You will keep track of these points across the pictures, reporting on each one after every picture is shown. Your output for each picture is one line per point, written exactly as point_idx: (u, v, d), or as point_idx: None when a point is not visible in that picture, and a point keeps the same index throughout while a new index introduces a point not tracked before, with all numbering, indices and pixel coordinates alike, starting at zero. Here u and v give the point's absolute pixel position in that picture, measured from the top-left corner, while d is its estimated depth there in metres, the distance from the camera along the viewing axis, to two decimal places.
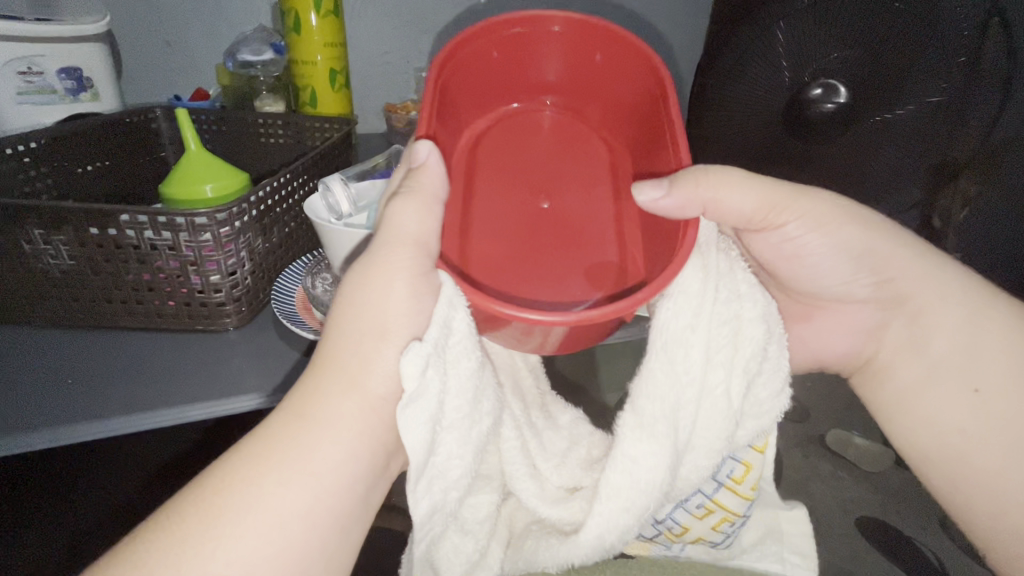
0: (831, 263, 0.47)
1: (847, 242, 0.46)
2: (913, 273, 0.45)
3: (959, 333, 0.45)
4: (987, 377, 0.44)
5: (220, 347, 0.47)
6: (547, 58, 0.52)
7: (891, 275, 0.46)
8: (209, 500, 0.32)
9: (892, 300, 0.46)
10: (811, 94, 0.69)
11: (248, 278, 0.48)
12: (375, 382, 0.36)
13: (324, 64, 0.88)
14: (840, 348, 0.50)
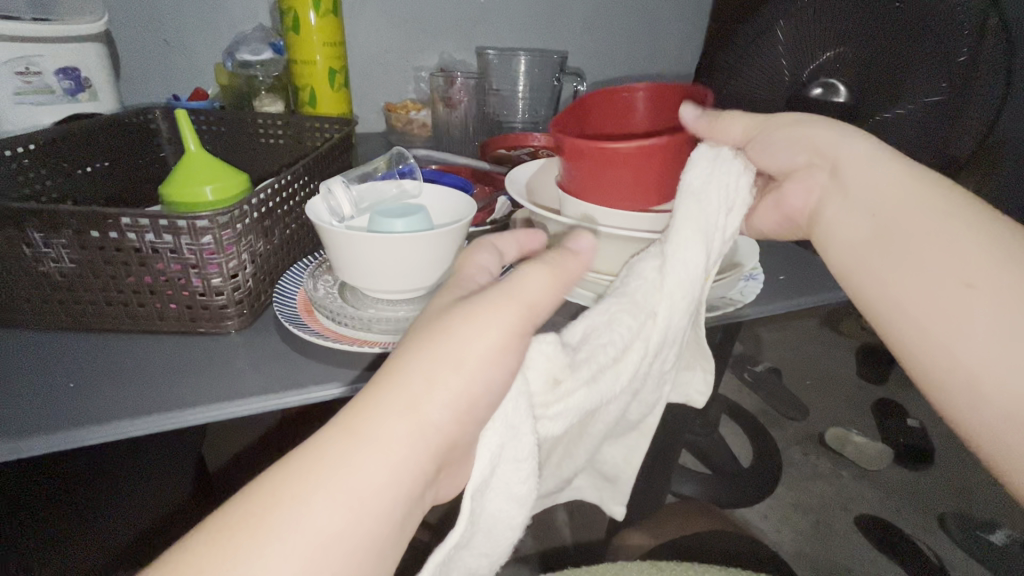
0: (784, 140, 0.50)
1: (795, 134, 0.49)
2: (842, 143, 0.47)
3: (892, 188, 0.44)
4: (897, 223, 0.43)
5: (221, 350, 0.47)
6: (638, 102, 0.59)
7: (829, 147, 0.47)
8: (236, 519, 0.28)
9: (825, 166, 0.48)
10: (811, 93, 0.73)
11: (250, 280, 0.48)
12: (435, 408, 0.32)
13: (323, 64, 0.88)
14: (790, 212, 0.52)
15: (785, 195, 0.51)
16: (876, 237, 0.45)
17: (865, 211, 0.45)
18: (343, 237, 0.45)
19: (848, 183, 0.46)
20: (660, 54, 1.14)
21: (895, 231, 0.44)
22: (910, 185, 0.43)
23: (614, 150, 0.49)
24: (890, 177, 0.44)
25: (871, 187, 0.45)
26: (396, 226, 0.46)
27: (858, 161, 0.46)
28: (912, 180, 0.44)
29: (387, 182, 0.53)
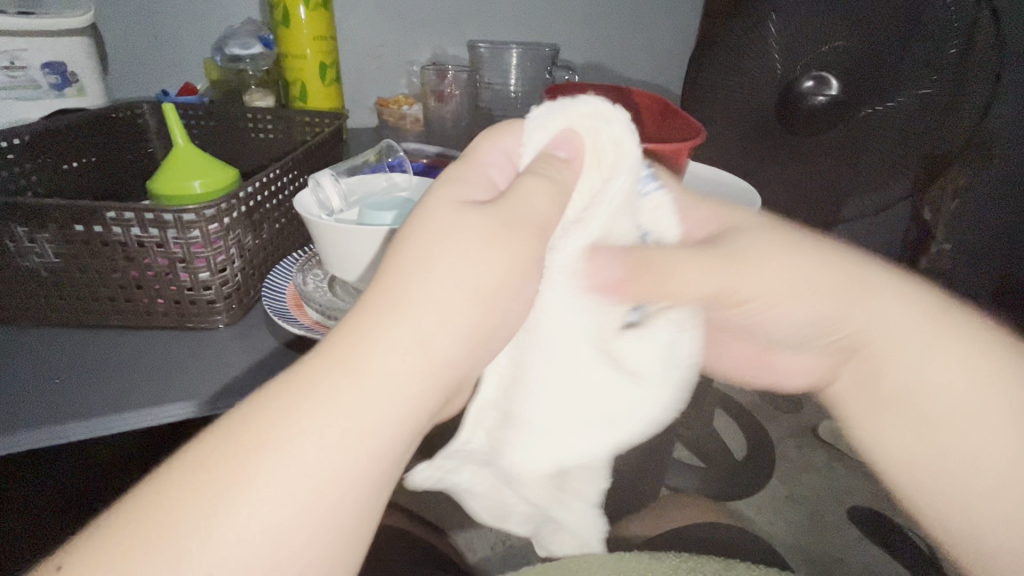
0: (789, 315, 0.43)
1: (768, 266, 0.41)
2: (871, 313, 0.43)
3: (936, 376, 0.43)
4: (945, 417, 0.43)
5: (210, 345, 0.46)
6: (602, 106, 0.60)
7: (855, 334, 0.44)
8: (218, 455, 0.24)
9: (835, 348, 0.45)
10: (803, 87, 0.70)
11: (239, 275, 0.48)
12: (440, 342, 0.27)
13: (313, 58, 0.88)
14: (800, 382, 0.50)
15: (747, 336, 0.49)
16: (920, 433, 0.44)
17: (905, 396, 0.44)
18: (333, 231, 0.44)
19: (885, 368, 0.44)
20: (652, 48, 1.14)
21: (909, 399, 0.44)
22: (965, 380, 0.42)
23: None
24: (936, 364, 0.43)
25: (915, 375, 0.43)
26: (386, 219, 0.46)
27: (891, 344, 0.43)
28: (962, 370, 0.42)
29: (377, 175, 0.53)
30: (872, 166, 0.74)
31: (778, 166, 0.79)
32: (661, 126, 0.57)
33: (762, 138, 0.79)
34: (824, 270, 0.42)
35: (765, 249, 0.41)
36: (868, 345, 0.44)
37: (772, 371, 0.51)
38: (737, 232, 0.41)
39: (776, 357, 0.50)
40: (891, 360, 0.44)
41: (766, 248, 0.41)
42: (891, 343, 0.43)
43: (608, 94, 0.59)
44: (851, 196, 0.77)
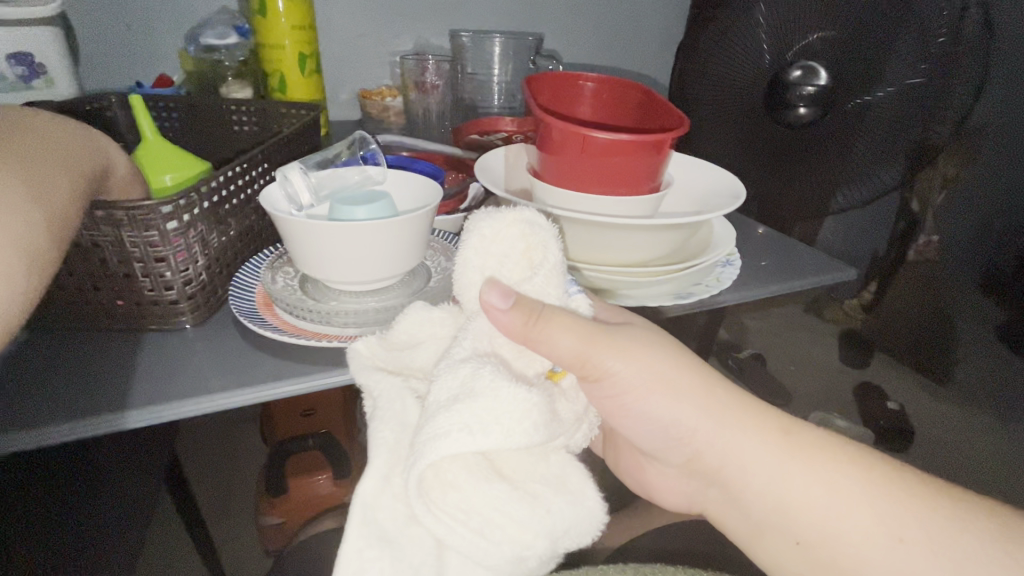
0: (647, 417, 0.41)
1: (647, 392, 0.39)
2: (719, 437, 0.40)
3: (802, 499, 0.39)
4: (822, 541, 0.39)
5: (174, 347, 0.44)
6: (582, 94, 0.58)
7: (708, 452, 0.41)
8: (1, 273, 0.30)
9: (698, 467, 0.42)
10: (790, 77, 0.69)
11: (204, 273, 0.46)
12: None
13: (292, 48, 0.85)
14: (675, 496, 0.47)
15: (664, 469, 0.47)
16: (805, 559, 0.40)
17: (777, 525, 0.40)
18: (300, 228, 0.42)
19: (747, 494, 0.41)
20: (641, 36, 1.12)
21: (835, 564, 0.38)
22: (827, 500, 0.39)
23: (594, 141, 0.47)
24: (796, 483, 0.39)
25: (779, 499, 0.39)
26: (357, 214, 0.44)
27: (748, 466, 0.40)
28: (828, 490, 0.39)
29: (350, 168, 0.51)
30: (859, 156, 0.72)
31: (767, 157, 0.78)
32: (644, 118, 0.55)
33: (750, 128, 0.77)
34: (705, 399, 0.40)
35: (640, 385, 0.39)
36: (776, 488, 0.39)
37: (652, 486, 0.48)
38: (619, 362, 0.38)
39: (696, 497, 0.46)
40: (747, 486, 0.40)
41: (644, 375, 0.39)
42: (799, 488, 0.39)
43: (588, 83, 0.57)
44: (839, 189, 0.76)
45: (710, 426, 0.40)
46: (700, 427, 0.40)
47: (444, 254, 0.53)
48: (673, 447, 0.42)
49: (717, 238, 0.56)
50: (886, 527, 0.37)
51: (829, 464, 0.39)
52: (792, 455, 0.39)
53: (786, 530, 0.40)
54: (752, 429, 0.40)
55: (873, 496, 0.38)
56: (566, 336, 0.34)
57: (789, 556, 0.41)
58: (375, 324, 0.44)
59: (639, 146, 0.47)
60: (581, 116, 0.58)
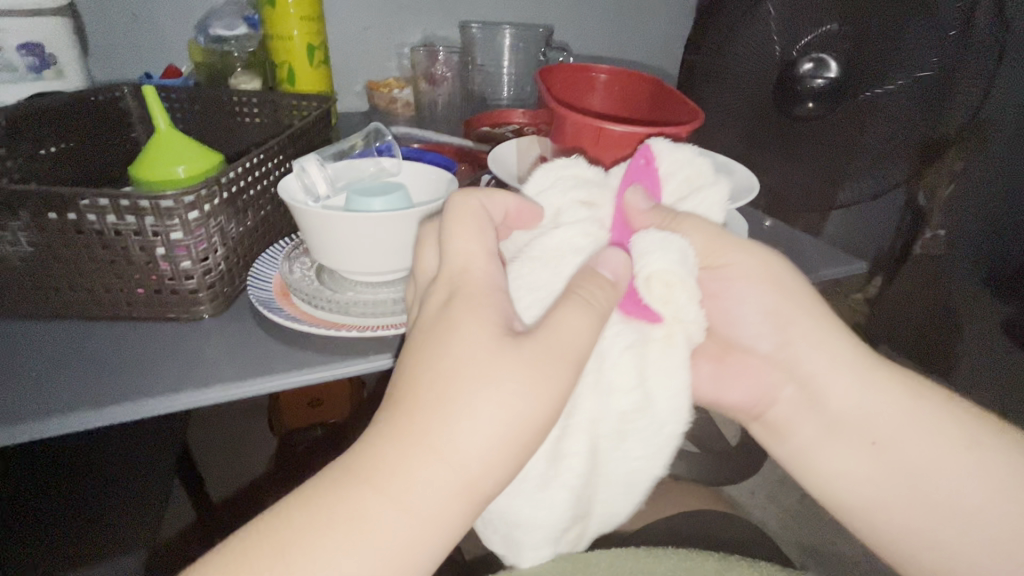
0: (745, 302, 0.45)
1: (755, 285, 0.44)
2: (815, 334, 0.44)
3: (886, 403, 0.43)
4: (896, 445, 0.43)
5: (195, 336, 0.45)
6: (594, 87, 0.58)
7: (802, 348, 0.45)
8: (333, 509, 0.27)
9: (784, 362, 0.46)
10: (800, 70, 0.69)
11: (223, 263, 0.46)
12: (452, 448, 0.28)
13: (301, 40, 0.86)
14: (744, 401, 0.48)
15: (738, 372, 0.48)
16: (873, 462, 0.44)
17: (854, 426, 0.44)
18: (319, 218, 0.43)
19: (833, 390, 0.44)
20: (649, 27, 1.11)
21: (909, 464, 0.43)
22: (908, 409, 0.43)
23: (609, 133, 0.48)
24: (881, 389, 0.44)
25: (862, 404, 0.44)
26: (374, 206, 0.45)
27: (838, 367, 0.44)
28: (907, 395, 0.44)
29: (366, 159, 0.51)
30: (867, 149, 0.73)
31: (777, 152, 0.78)
32: (658, 110, 0.55)
33: (760, 121, 0.77)
34: (813, 304, 0.45)
35: (763, 269, 0.44)
36: (857, 386, 0.44)
37: (717, 385, 0.48)
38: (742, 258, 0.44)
39: (768, 400, 0.48)
40: (835, 389, 0.44)
41: (762, 271, 0.44)
42: (882, 385, 0.44)
43: (599, 77, 0.57)
44: (847, 182, 0.76)
45: (808, 323, 0.45)
46: (797, 321, 0.45)
47: None
48: (771, 338, 0.46)
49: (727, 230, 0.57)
50: (959, 422, 0.43)
51: (909, 375, 0.45)
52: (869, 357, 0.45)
53: (868, 428, 0.44)
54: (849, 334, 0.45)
55: (950, 404, 0.44)
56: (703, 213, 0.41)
57: (861, 454, 0.44)
58: (390, 315, 0.44)
59: (653, 138, 0.48)
60: (593, 109, 0.58)
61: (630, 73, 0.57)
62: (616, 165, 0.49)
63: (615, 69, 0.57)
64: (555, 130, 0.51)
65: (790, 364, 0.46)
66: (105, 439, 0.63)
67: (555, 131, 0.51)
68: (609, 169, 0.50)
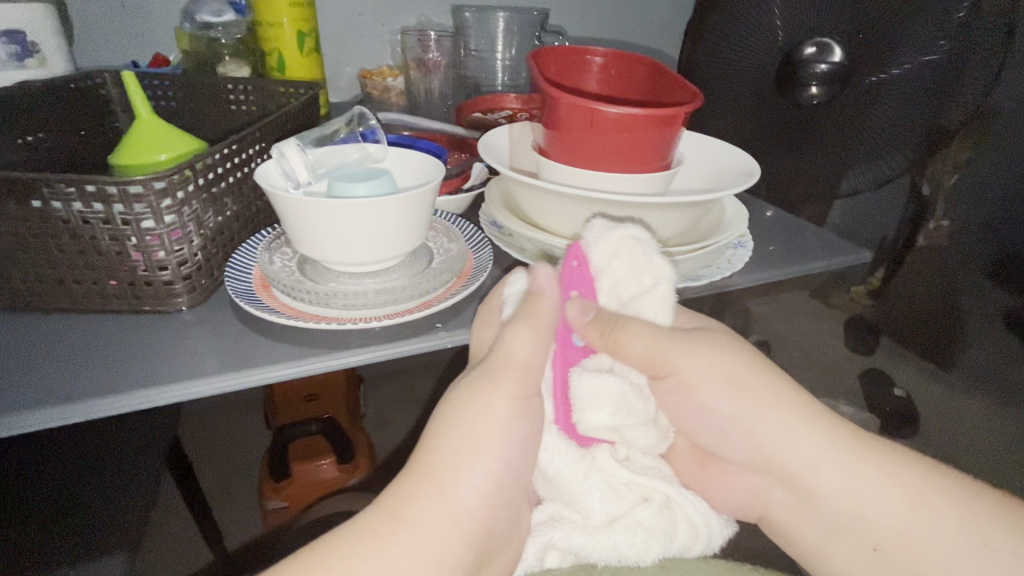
0: (716, 408, 0.44)
1: (713, 390, 0.43)
2: (781, 434, 0.44)
3: (869, 491, 0.44)
4: (900, 550, 0.44)
5: (172, 329, 0.43)
6: (588, 69, 0.55)
7: (770, 449, 0.45)
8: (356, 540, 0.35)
9: (761, 464, 0.46)
10: (804, 53, 0.67)
11: (200, 254, 0.44)
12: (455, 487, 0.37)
13: (291, 26, 0.83)
14: (738, 501, 0.48)
15: (726, 474, 0.48)
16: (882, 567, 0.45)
17: (850, 523, 0.45)
18: (298, 205, 0.41)
19: (822, 492, 0.44)
20: (647, 12, 1.08)
21: (909, 547, 0.43)
22: (907, 506, 0.43)
23: (604, 115, 0.46)
24: (873, 491, 0.44)
25: (855, 505, 0.44)
26: (357, 192, 0.43)
27: (825, 471, 0.44)
28: (888, 479, 0.44)
29: (350, 144, 0.49)
30: (870, 138, 0.70)
31: (779, 139, 0.76)
32: (655, 93, 0.53)
33: (761, 108, 0.75)
34: (770, 401, 0.43)
35: (716, 377, 0.42)
36: (835, 479, 0.44)
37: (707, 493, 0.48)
38: (692, 364, 0.41)
39: (758, 505, 0.48)
40: (818, 485, 0.44)
41: (715, 375, 0.42)
42: (862, 474, 0.44)
43: (593, 59, 0.55)
44: (852, 170, 0.73)
45: (768, 427, 0.44)
46: (755, 423, 0.44)
47: (446, 235, 0.51)
48: (740, 443, 0.45)
49: (727, 218, 0.55)
50: (947, 496, 0.44)
51: (889, 451, 0.45)
52: (842, 449, 0.44)
53: (862, 518, 0.44)
54: (817, 428, 0.44)
55: (935, 473, 0.44)
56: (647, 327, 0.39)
57: (861, 545, 0.45)
58: (375, 307, 0.42)
59: (650, 121, 0.46)
60: (587, 92, 0.56)
61: (625, 55, 0.55)
62: (612, 151, 0.47)
63: (609, 50, 0.55)
64: (548, 113, 0.49)
65: (762, 460, 0.45)
66: (91, 439, 0.62)
67: (547, 114, 0.49)
68: (604, 154, 0.48)
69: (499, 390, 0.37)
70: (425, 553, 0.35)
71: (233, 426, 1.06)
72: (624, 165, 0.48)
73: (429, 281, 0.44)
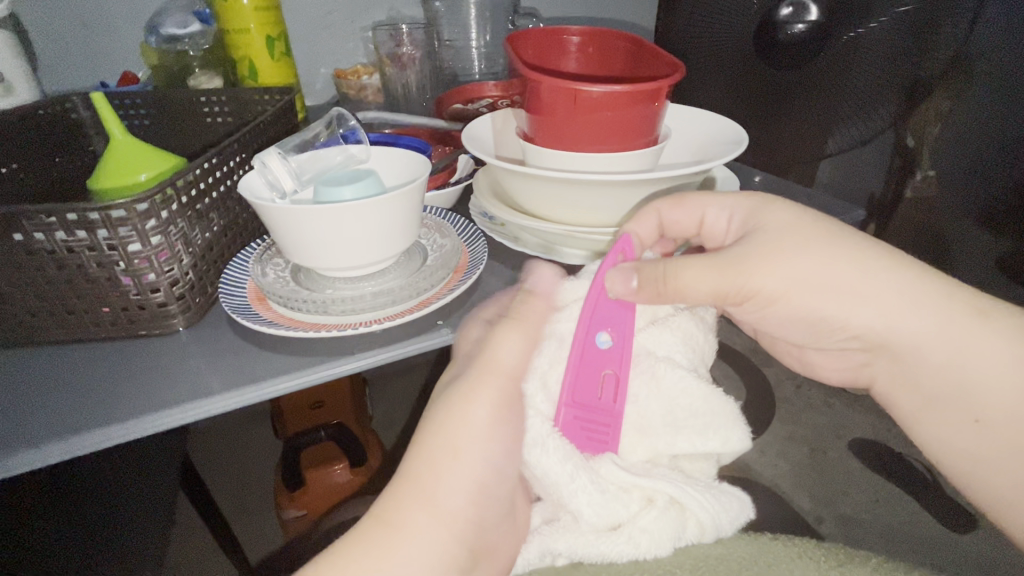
0: (788, 317, 0.45)
1: (785, 301, 0.43)
2: (882, 320, 0.42)
3: (979, 369, 0.41)
4: (1003, 418, 0.42)
5: (171, 351, 0.43)
6: (567, 49, 0.54)
7: (872, 333, 0.43)
8: (362, 541, 0.37)
9: (860, 348, 0.45)
10: (781, 16, 0.65)
11: (191, 272, 0.43)
12: (451, 499, 0.39)
13: (259, 32, 0.82)
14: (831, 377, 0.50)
15: (814, 360, 0.50)
16: (978, 433, 0.43)
17: (954, 404, 0.43)
18: (286, 214, 0.40)
19: (925, 363, 0.43)
20: None
21: (1018, 433, 0.41)
22: (1016, 382, 0.41)
23: (588, 95, 0.45)
24: (982, 360, 0.41)
25: (954, 383, 0.42)
26: (345, 195, 0.42)
27: (931, 340, 0.42)
28: (998, 361, 0.41)
29: (331, 148, 0.48)
30: (861, 91, 0.69)
31: (764, 103, 0.75)
32: (636, 69, 0.53)
33: (745, 73, 0.74)
34: (868, 295, 0.42)
35: (794, 289, 0.43)
36: (933, 356, 0.42)
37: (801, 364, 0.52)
38: (771, 278, 0.42)
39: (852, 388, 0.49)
40: (921, 359, 0.43)
41: (797, 281, 0.42)
42: (970, 352, 0.41)
43: (570, 40, 0.54)
44: (839, 128, 0.73)
45: (860, 317, 0.43)
46: (841, 318, 0.43)
47: (438, 231, 0.51)
48: (827, 337, 0.46)
49: (717, 187, 0.54)
50: None
51: (1005, 328, 0.41)
52: (961, 328, 0.41)
53: (962, 403, 0.43)
54: (939, 299, 0.41)
55: None
56: (715, 288, 0.42)
57: (957, 429, 0.44)
58: (372, 310, 0.42)
59: (636, 97, 0.45)
60: (567, 73, 0.55)
61: (606, 33, 0.53)
62: (599, 132, 0.47)
63: (587, 28, 0.54)
64: (530, 99, 0.48)
65: (852, 348, 0.45)
66: (98, 469, 0.61)
67: (529, 99, 0.48)
68: (591, 136, 0.47)
69: (485, 392, 0.40)
70: (428, 552, 0.38)
71: (242, 440, 1.06)
72: (610, 145, 0.47)
73: (425, 280, 0.44)
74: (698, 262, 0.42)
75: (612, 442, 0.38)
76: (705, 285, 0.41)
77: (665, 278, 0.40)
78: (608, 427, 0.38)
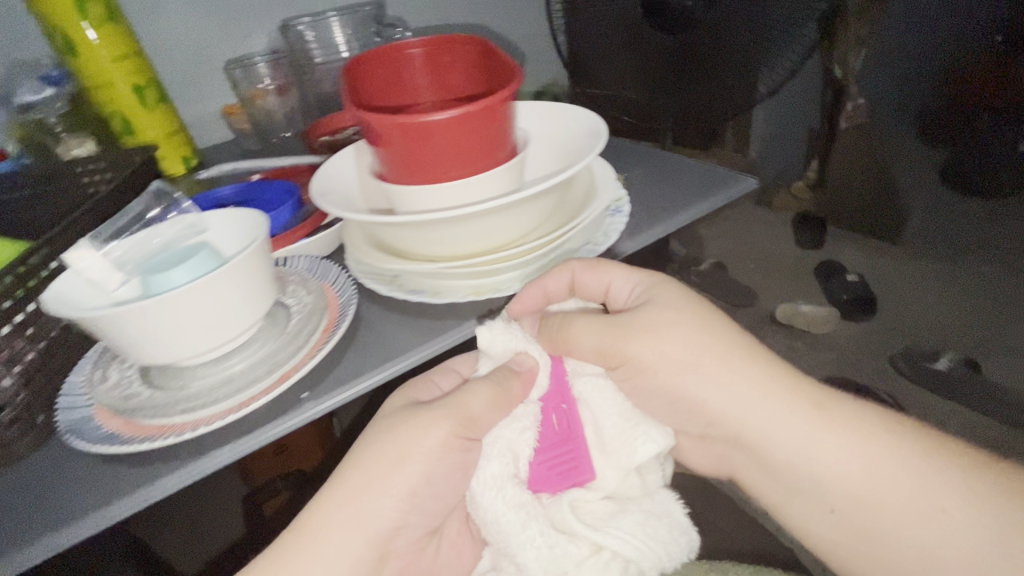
0: (656, 395, 0.44)
1: (662, 369, 0.43)
2: (729, 399, 0.42)
3: (829, 457, 0.41)
4: (859, 511, 0.40)
5: (16, 482, 0.39)
6: (412, 64, 0.51)
7: (723, 418, 0.43)
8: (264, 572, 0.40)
9: (716, 435, 0.45)
10: None
11: (18, 394, 0.40)
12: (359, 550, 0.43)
13: (125, 83, 0.76)
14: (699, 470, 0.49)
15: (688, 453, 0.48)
16: (841, 529, 0.41)
17: (812, 495, 0.42)
18: (103, 318, 0.36)
19: (773, 458, 0.42)
20: None
21: (871, 525, 0.40)
22: (864, 469, 0.40)
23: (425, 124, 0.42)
24: (828, 446, 0.41)
25: (805, 471, 0.41)
26: (174, 280, 0.39)
27: (778, 429, 0.42)
28: (847, 449, 0.41)
29: (162, 224, 0.44)
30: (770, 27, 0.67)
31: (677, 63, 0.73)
32: (487, 76, 0.49)
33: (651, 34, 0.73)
34: (725, 369, 0.42)
35: (665, 358, 0.43)
36: (783, 439, 0.42)
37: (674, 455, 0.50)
38: (645, 342, 0.43)
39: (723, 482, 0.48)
40: (774, 447, 0.42)
41: (665, 346, 0.43)
42: (815, 437, 0.41)
43: (412, 54, 0.50)
44: (763, 65, 0.69)
45: (716, 396, 0.43)
46: (698, 398, 0.43)
47: (301, 288, 0.48)
48: (688, 420, 0.45)
49: (595, 183, 0.52)
50: (909, 461, 0.40)
51: (847, 410, 0.42)
52: (807, 413, 0.42)
53: (819, 493, 0.41)
54: (780, 392, 0.42)
55: (900, 437, 0.41)
56: (597, 351, 0.43)
57: (820, 524, 0.42)
58: (223, 399, 0.39)
59: (479, 114, 0.42)
60: (418, 89, 0.51)
61: (448, 41, 0.50)
62: (449, 159, 0.44)
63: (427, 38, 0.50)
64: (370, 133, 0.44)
65: (712, 434, 0.45)
66: None
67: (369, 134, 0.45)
68: (441, 165, 0.44)
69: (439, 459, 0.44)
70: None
71: None
72: (464, 170, 0.45)
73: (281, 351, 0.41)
74: (588, 319, 0.44)
75: (585, 471, 0.43)
76: (588, 343, 0.43)
77: (557, 325, 0.45)
78: (572, 463, 0.42)
